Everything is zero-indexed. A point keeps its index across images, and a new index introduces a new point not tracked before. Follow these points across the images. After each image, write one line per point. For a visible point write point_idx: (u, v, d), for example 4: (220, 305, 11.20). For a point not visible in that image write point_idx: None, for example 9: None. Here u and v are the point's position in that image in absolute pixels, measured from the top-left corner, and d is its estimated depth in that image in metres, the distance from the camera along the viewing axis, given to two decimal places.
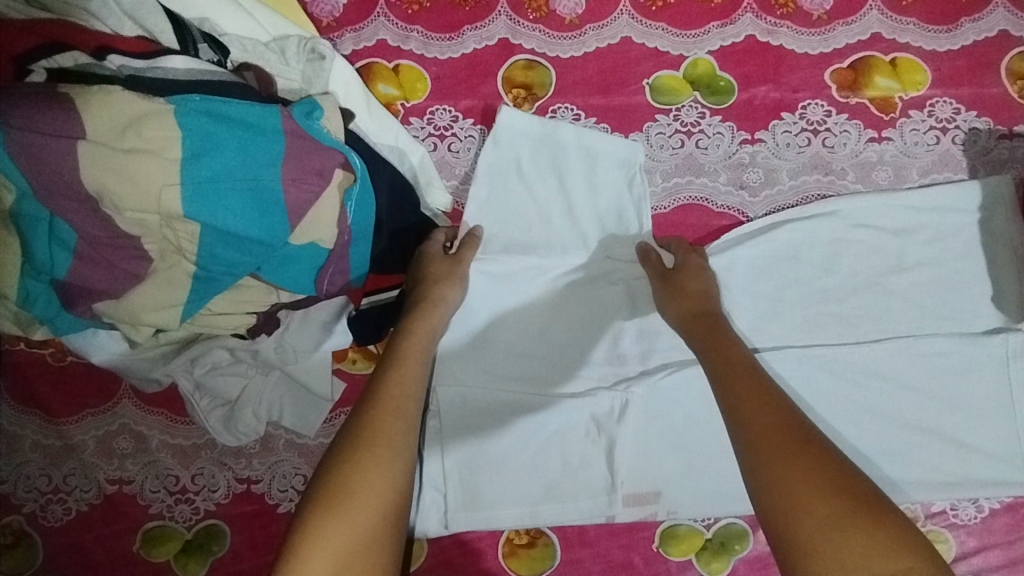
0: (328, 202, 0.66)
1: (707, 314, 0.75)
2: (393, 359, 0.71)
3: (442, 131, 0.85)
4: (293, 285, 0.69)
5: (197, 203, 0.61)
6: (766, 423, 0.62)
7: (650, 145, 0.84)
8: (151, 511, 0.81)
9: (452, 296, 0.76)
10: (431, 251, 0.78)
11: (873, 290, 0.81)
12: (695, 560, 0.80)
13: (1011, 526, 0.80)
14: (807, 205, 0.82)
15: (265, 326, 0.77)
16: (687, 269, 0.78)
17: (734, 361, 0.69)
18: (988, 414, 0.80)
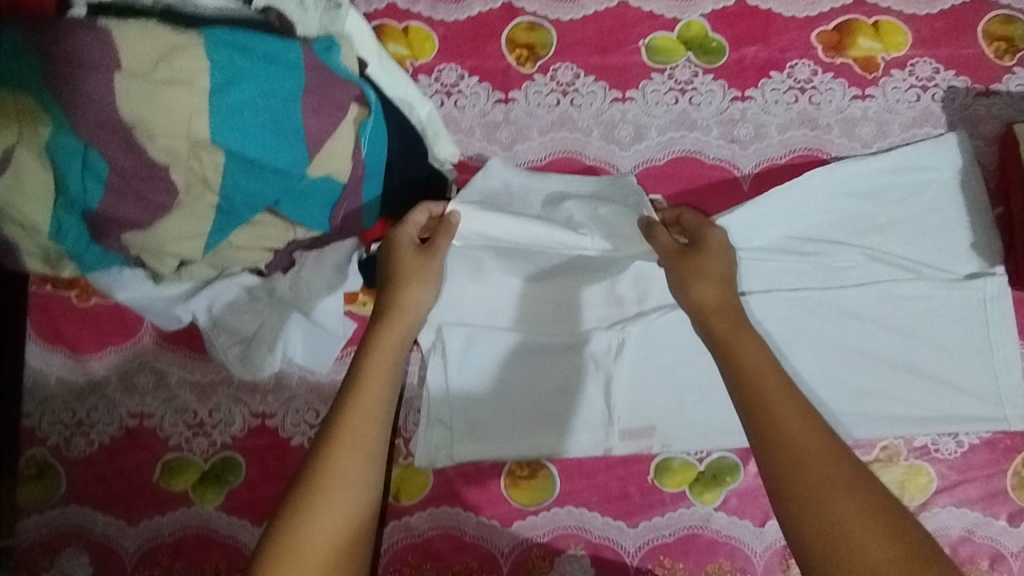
0: (344, 137, 0.71)
1: (728, 307, 0.70)
2: (363, 365, 0.68)
3: (449, 88, 0.89)
4: (309, 220, 0.75)
5: (223, 133, 0.65)
6: (808, 445, 0.58)
7: (646, 102, 0.89)
8: (170, 443, 0.85)
9: (422, 298, 0.74)
10: (402, 243, 0.76)
11: (860, 239, 0.86)
12: (688, 491, 0.85)
13: (989, 461, 0.86)
14: (808, 175, 0.85)
15: (281, 263, 0.83)
16: (707, 246, 0.75)
17: (759, 367, 0.63)
18: (966, 354, 0.85)
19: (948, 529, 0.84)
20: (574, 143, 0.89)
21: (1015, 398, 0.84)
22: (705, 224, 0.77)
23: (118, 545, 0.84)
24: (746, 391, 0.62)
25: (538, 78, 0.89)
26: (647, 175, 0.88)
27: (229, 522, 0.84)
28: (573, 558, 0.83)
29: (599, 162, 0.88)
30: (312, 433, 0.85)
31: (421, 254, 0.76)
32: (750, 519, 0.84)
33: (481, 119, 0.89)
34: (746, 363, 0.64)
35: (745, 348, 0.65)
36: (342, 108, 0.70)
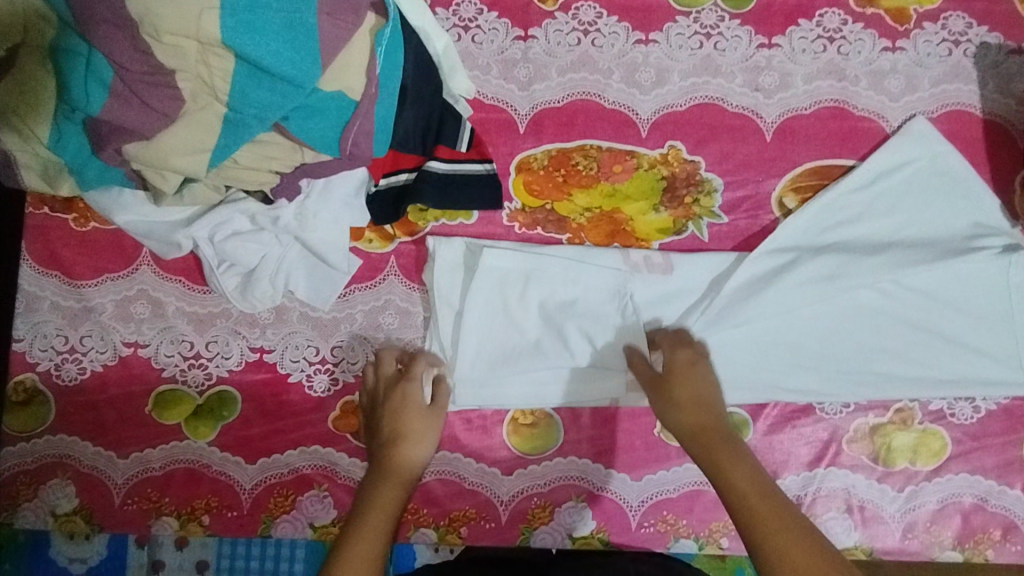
0: (357, 49, 0.68)
1: (707, 428, 0.71)
2: (373, 501, 0.70)
3: (466, 22, 0.87)
4: (321, 142, 0.71)
5: (234, 36, 0.63)
6: (798, 559, 0.60)
7: (669, 45, 0.86)
8: (165, 374, 0.83)
9: (414, 465, 0.74)
10: (403, 393, 0.77)
11: (896, 210, 0.81)
12: None
13: (1006, 429, 0.80)
14: (848, 180, 0.82)
15: (286, 191, 0.77)
16: (678, 377, 0.74)
17: (746, 482, 0.66)
18: (989, 318, 0.80)
19: (961, 497, 0.79)
20: (593, 85, 0.86)
21: None
22: (674, 346, 0.77)
23: (106, 476, 0.81)
24: (734, 506, 0.65)
25: (559, 16, 0.87)
26: (668, 120, 0.85)
27: (222, 458, 0.81)
28: (574, 510, 0.81)
29: (618, 105, 0.85)
30: (311, 370, 0.83)
31: (424, 410, 0.77)
32: None
33: (499, 56, 0.86)
34: (733, 482, 0.66)
35: (731, 461, 0.68)
36: (358, 18, 0.67)
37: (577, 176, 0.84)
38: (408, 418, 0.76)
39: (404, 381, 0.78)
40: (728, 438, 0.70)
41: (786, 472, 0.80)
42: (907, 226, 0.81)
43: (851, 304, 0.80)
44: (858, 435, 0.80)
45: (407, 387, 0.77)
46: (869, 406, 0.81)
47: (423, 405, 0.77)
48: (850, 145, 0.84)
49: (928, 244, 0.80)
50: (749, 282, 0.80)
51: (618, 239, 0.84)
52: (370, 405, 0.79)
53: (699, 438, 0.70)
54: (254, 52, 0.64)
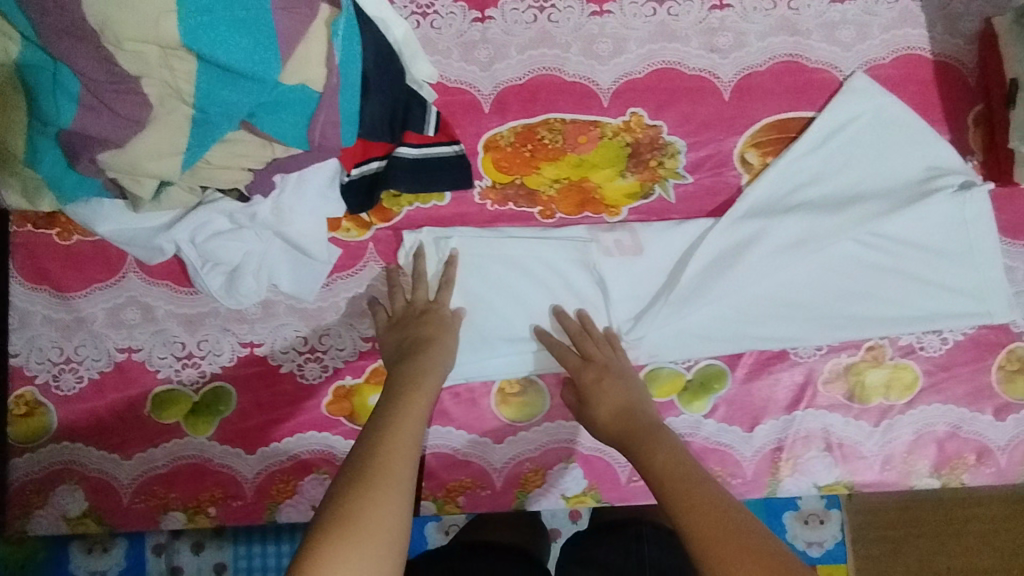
0: (314, 42, 0.69)
1: (633, 421, 0.72)
2: (404, 394, 0.71)
3: (424, 9, 0.88)
4: (292, 136, 0.73)
5: (197, 36, 0.64)
6: (702, 501, 0.59)
7: (624, 15, 0.88)
8: (160, 376, 0.85)
9: (445, 356, 0.78)
10: (437, 313, 0.81)
11: (854, 163, 0.84)
12: (676, 401, 0.83)
13: (975, 358, 0.83)
14: (808, 138, 0.84)
15: (261, 187, 0.79)
16: (596, 391, 0.77)
17: (665, 458, 0.65)
18: (950, 254, 0.82)
19: (936, 426, 0.82)
20: (552, 59, 0.87)
21: (1000, 294, 0.81)
22: (582, 363, 0.79)
23: (113, 479, 0.84)
24: (652, 483, 0.64)
25: None
26: (629, 89, 0.87)
27: (222, 451, 0.84)
28: (566, 472, 0.83)
29: (580, 77, 0.87)
30: (302, 360, 0.85)
31: (449, 315, 0.82)
32: (739, 425, 0.83)
33: (458, 40, 0.88)
34: (654, 471, 0.64)
35: (653, 449, 0.67)
36: (312, 9, 0.68)
37: (543, 150, 0.86)
38: (442, 332, 0.80)
39: (433, 305, 0.82)
40: (652, 430, 0.70)
41: (765, 418, 0.83)
42: (866, 179, 0.84)
43: (824, 258, 0.82)
44: (832, 375, 0.83)
45: (438, 310, 0.82)
46: (847, 347, 0.83)
47: (450, 322, 0.81)
48: (806, 97, 0.86)
49: (889, 192, 0.83)
50: (719, 244, 0.82)
51: (587, 206, 0.86)
52: (395, 324, 0.81)
53: (627, 442, 0.71)
54: (214, 50, 0.65)
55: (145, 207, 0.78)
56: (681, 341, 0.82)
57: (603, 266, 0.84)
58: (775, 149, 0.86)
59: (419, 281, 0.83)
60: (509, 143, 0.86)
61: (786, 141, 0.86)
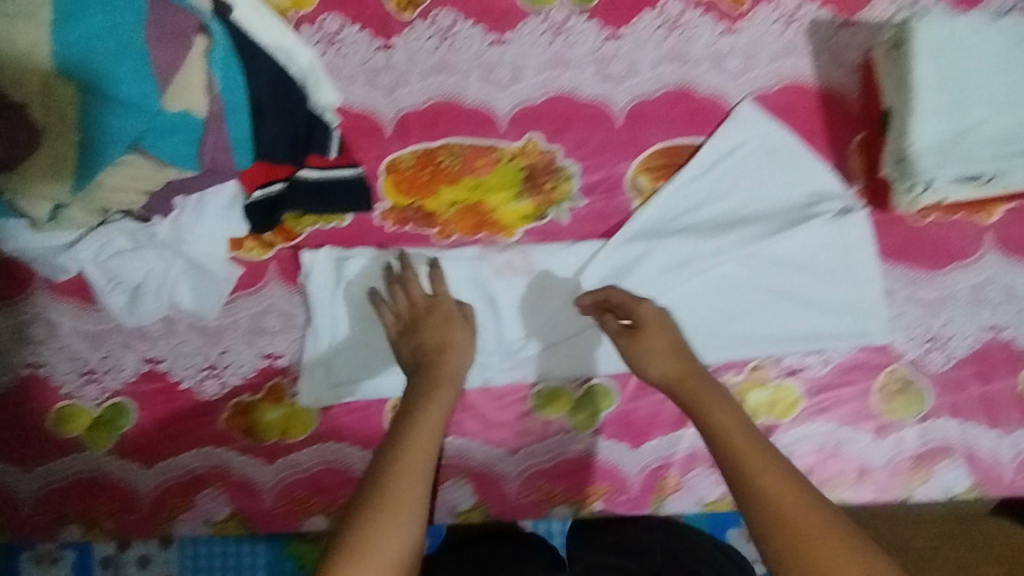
0: (193, 69, 0.73)
1: (687, 374, 0.69)
2: (417, 405, 0.70)
3: (332, 37, 0.91)
4: (183, 160, 0.76)
5: (75, 65, 0.68)
6: (779, 486, 0.58)
7: (524, 44, 0.91)
8: (63, 391, 0.87)
9: (461, 359, 0.76)
10: (442, 310, 0.80)
11: (739, 188, 0.87)
12: (567, 417, 0.85)
13: (857, 380, 0.85)
14: (694, 163, 0.87)
15: (158, 208, 0.83)
16: (648, 328, 0.73)
17: (731, 426, 0.63)
18: (833, 277, 0.85)
19: (819, 447, 0.84)
20: (453, 86, 0.90)
21: (877, 316, 0.84)
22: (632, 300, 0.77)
23: (14, 492, 0.86)
24: (718, 448, 0.62)
25: (418, 24, 0.91)
26: (526, 115, 0.90)
27: (121, 465, 0.86)
28: (456, 488, 0.85)
29: (479, 103, 0.90)
30: (202, 376, 0.87)
31: (455, 310, 0.81)
32: (625, 441, 0.85)
33: (363, 66, 0.91)
34: (722, 437, 0.63)
35: (719, 414, 0.64)
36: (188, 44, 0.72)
37: (443, 173, 0.89)
38: (459, 334, 0.78)
39: (439, 302, 0.81)
40: (716, 389, 0.67)
41: (651, 436, 0.85)
42: (752, 204, 0.86)
43: (723, 273, 0.85)
44: (719, 393, 0.85)
45: (443, 306, 0.80)
46: (732, 365, 0.85)
47: (460, 319, 0.80)
48: (695, 124, 0.89)
49: (773, 216, 0.86)
50: (608, 268, 0.85)
51: (484, 226, 0.88)
52: (405, 330, 0.81)
53: (681, 397, 0.68)
54: (93, 78, 0.68)
55: (46, 228, 0.80)
56: (566, 356, 0.85)
57: (495, 286, 0.86)
58: (674, 173, 0.88)
59: (407, 283, 0.84)
60: (410, 167, 0.89)
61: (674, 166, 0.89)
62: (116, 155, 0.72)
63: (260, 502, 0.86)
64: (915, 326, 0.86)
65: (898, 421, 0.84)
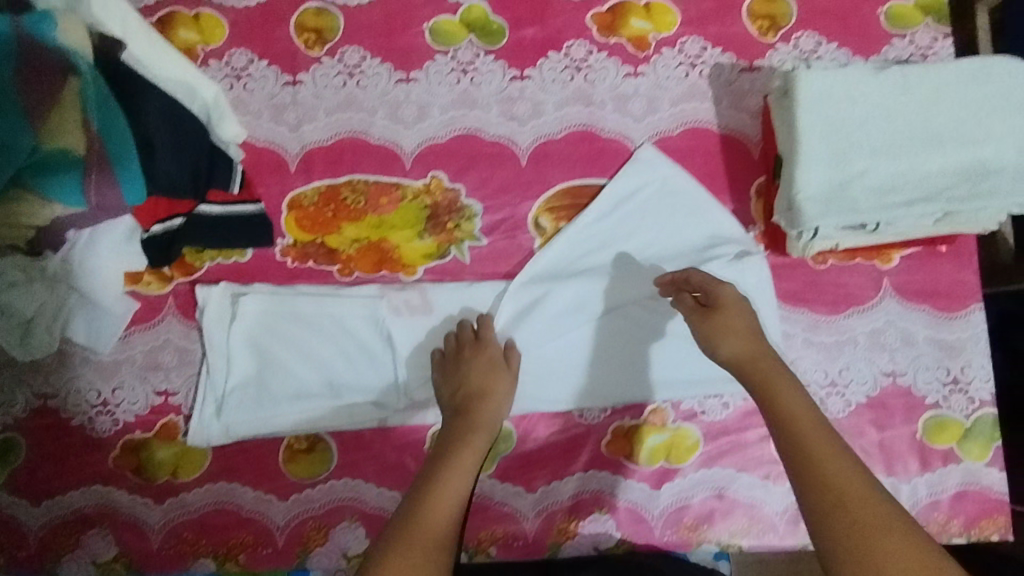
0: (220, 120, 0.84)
1: (759, 358, 0.72)
2: (460, 444, 0.74)
3: (352, 69, 0.92)
4: (178, 188, 0.82)
5: (95, 89, 0.74)
6: (845, 478, 0.61)
7: (543, 79, 0.91)
8: (73, 423, 0.85)
9: (499, 406, 0.79)
10: (488, 354, 0.82)
11: (714, 221, 0.88)
12: (605, 446, 0.86)
13: (875, 421, 0.85)
14: (670, 198, 0.88)
15: (162, 244, 0.86)
16: (727, 309, 0.76)
17: (799, 414, 0.66)
18: (848, 319, 0.87)
19: None
20: (474, 121, 0.91)
21: (891, 356, 0.86)
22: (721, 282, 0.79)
23: (21, 526, 0.84)
24: (788, 431, 0.65)
25: (439, 58, 0.92)
26: (545, 151, 0.90)
27: (131, 500, 0.84)
28: (476, 530, 0.84)
29: (499, 138, 0.91)
30: (213, 415, 0.85)
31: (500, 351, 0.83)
32: (647, 481, 0.85)
33: (383, 99, 0.91)
34: (793, 419, 0.66)
35: (784, 398, 0.68)
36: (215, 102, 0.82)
37: (464, 211, 0.90)
38: (495, 381, 0.80)
39: (484, 346, 0.83)
40: (778, 372, 0.70)
41: (674, 476, 0.85)
42: (717, 237, 0.87)
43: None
44: (737, 435, 0.86)
45: (487, 351, 0.82)
46: (749, 407, 0.87)
47: (504, 367, 0.82)
48: (714, 162, 0.90)
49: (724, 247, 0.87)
50: (603, 303, 0.86)
51: (505, 264, 0.89)
52: (449, 370, 0.82)
53: (750, 379, 0.71)
54: (108, 104, 0.75)
55: (47, 262, 0.82)
56: (584, 393, 0.85)
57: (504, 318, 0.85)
58: (644, 204, 0.88)
59: (488, 336, 0.83)
60: (431, 200, 0.90)
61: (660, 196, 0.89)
62: (117, 175, 0.76)
63: (276, 540, 0.84)
64: (935, 368, 0.86)
65: (921, 465, 0.85)
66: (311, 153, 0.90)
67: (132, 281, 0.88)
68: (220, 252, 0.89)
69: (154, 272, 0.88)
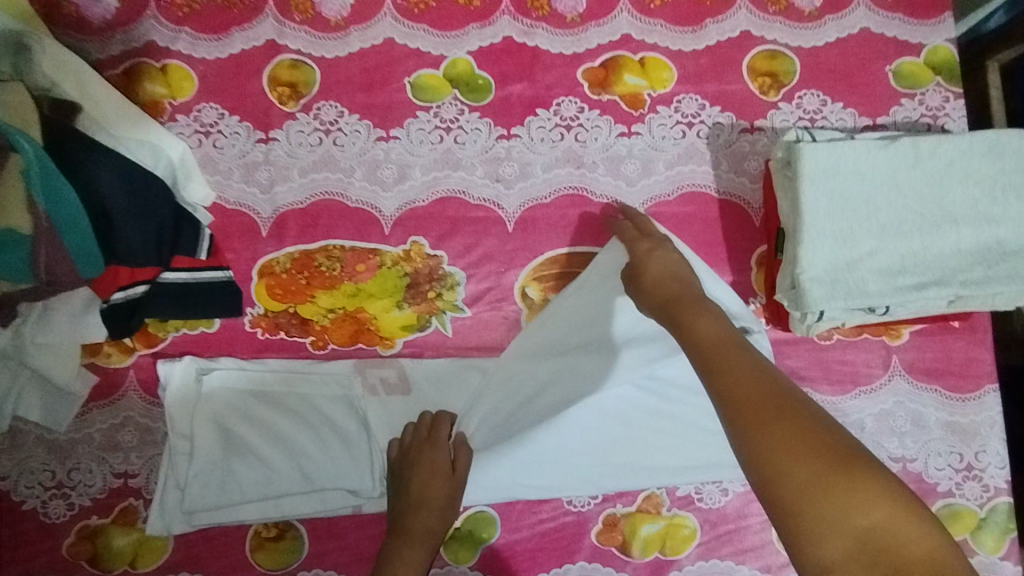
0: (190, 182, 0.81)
1: (674, 295, 0.69)
2: (393, 566, 0.72)
3: (328, 126, 0.86)
4: (138, 255, 0.78)
5: (39, 164, 0.68)
6: (743, 379, 0.53)
7: (531, 139, 0.86)
8: (24, 507, 0.80)
9: (438, 517, 0.75)
10: (430, 460, 0.76)
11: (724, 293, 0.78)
12: (594, 534, 0.80)
13: None
14: None
15: (122, 317, 0.80)
16: (647, 263, 0.74)
17: (709, 331, 0.60)
18: (855, 399, 0.82)
19: None
20: (457, 183, 0.86)
21: (900, 439, 0.81)
22: (639, 238, 0.78)
23: None
24: (693, 351, 0.59)
25: (421, 115, 0.87)
26: (533, 216, 0.85)
27: None
28: None
29: (484, 201, 0.85)
30: (176, 502, 0.79)
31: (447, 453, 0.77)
32: (639, 574, 0.79)
33: (361, 159, 0.86)
34: (696, 335, 0.60)
35: (699, 319, 0.63)
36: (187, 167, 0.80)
37: (446, 279, 0.84)
38: (437, 491, 0.76)
39: (430, 449, 0.77)
40: (692, 302, 0.66)
41: (669, 569, 0.80)
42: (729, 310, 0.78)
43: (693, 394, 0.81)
44: (736, 523, 0.81)
45: (432, 455, 0.77)
46: (750, 492, 0.82)
47: (448, 473, 0.76)
48: (713, 230, 0.85)
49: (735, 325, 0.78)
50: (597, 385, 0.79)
51: (490, 336, 0.84)
52: (396, 477, 0.78)
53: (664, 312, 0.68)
54: (54, 176, 0.68)
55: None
56: (572, 481, 0.79)
57: (489, 397, 0.79)
58: None
59: (435, 435, 0.78)
60: (412, 267, 0.84)
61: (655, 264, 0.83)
62: (68, 247, 0.71)
63: None
64: (947, 454, 0.81)
65: None
66: (283, 217, 0.85)
67: (91, 353, 0.83)
68: (185, 322, 0.83)
69: (115, 343, 0.83)
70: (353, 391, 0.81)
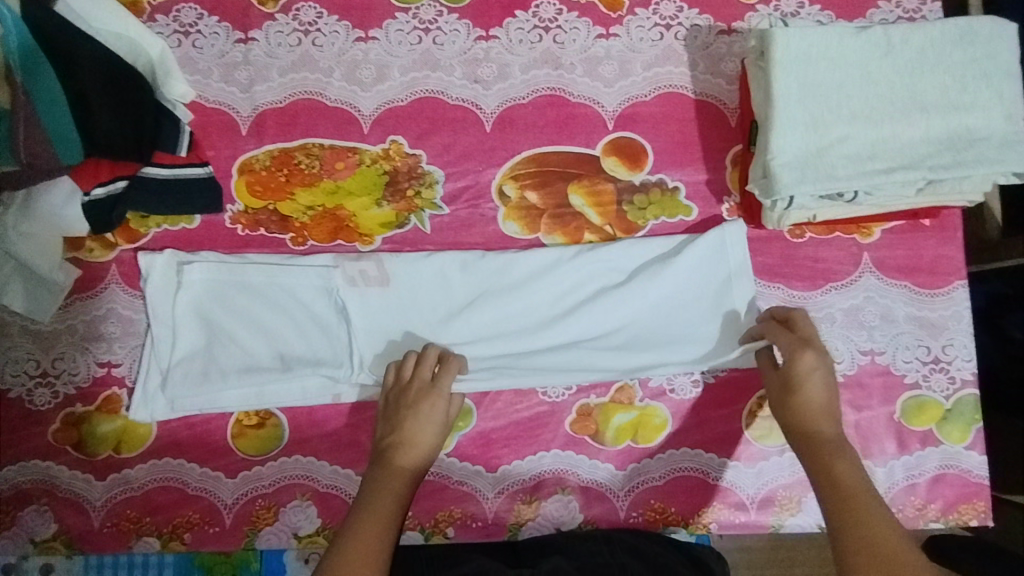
0: (170, 74, 0.81)
1: (818, 432, 0.71)
2: (377, 494, 0.70)
3: (307, 26, 0.87)
4: (120, 150, 0.77)
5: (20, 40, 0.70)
6: (882, 553, 0.60)
7: (510, 40, 0.87)
8: (11, 395, 0.81)
9: (426, 453, 0.75)
10: (428, 397, 0.76)
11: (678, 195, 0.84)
12: (569, 424, 0.82)
13: (852, 402, 0.82)
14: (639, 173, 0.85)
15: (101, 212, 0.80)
16: (803, 385, 0.72)
17: (850, 490, 0.66)
18: (825, 295, 0.83)
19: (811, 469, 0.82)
20: (436, 82, 0.86)
21: (869, 334, 0.83)
22: (796, 339, 0.75)
23: None
24: (833, 505, 0.66)
25: (399, 16, 0.87)
26: (511, 116, 0.86)
27: (71, 475, 0.80)
28: (434, 509, 0.81)
29: (463, 101, 0.86)
30: (159, 389, 0.81)
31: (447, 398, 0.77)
32: (613, 463, 0.82)
33: (340, 58, 0.87)
34: (836, 486, 0.67)
35: (838, 470, 0.68)
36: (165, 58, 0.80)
37: (424, 177, 0.85)
38: (428, 425, 0.75)
39: (429, 387, 0.76)
40: (839, 453, 0.69)
41: (641, 457, 0.82)
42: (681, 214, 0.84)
43: (669, 284, 0.82)
44: (708, 414, 0.83)
45: (433, 393, 0.76)
46: (721, 386, 0.83)
47: (443, 421, 0.76)
48: (687, 131, 0.86)
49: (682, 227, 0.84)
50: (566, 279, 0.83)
51: (468, 234, 0.85)
52: (390, 404, 0.77)
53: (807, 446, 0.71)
54: (34, 54, 0.71)
55: None
56: (547, 371, 0.81)
57: (466, 288, 0.83)
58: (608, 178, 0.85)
59: (437, 379, 0.77)
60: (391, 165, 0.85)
61: (625, 165, 0.85)
62: (47, 127, 0.72)
63: (221, 518, 0.80)
64: (915, 347, 0.83)
65: (897, 446, 0.81)
66: (263, 114, 0.86)
67: (73, 247, 0.84)
68: (167, 217, 0.84)
69: (97, 238, 0.84)
70: (331, 283, 0.82)
